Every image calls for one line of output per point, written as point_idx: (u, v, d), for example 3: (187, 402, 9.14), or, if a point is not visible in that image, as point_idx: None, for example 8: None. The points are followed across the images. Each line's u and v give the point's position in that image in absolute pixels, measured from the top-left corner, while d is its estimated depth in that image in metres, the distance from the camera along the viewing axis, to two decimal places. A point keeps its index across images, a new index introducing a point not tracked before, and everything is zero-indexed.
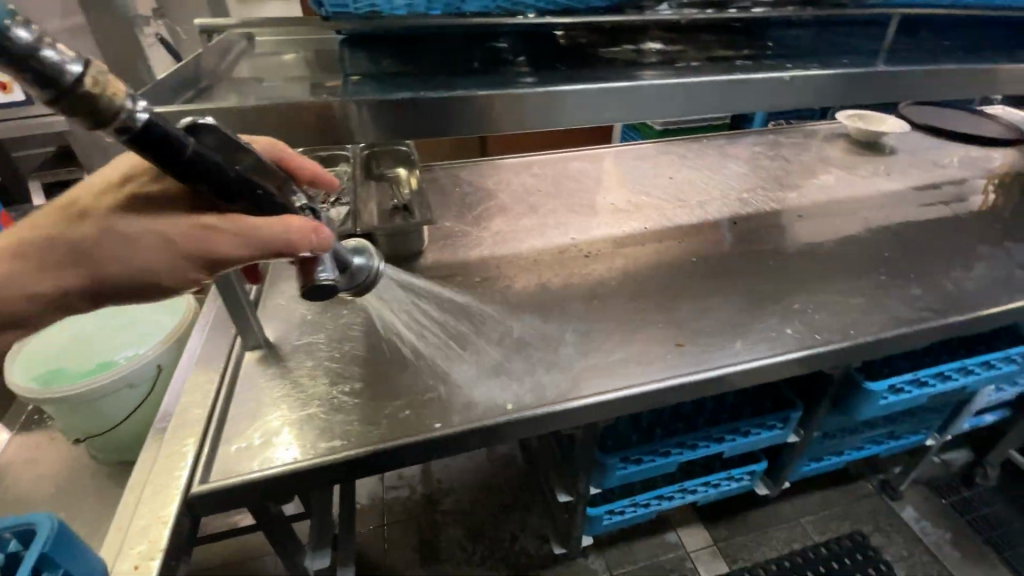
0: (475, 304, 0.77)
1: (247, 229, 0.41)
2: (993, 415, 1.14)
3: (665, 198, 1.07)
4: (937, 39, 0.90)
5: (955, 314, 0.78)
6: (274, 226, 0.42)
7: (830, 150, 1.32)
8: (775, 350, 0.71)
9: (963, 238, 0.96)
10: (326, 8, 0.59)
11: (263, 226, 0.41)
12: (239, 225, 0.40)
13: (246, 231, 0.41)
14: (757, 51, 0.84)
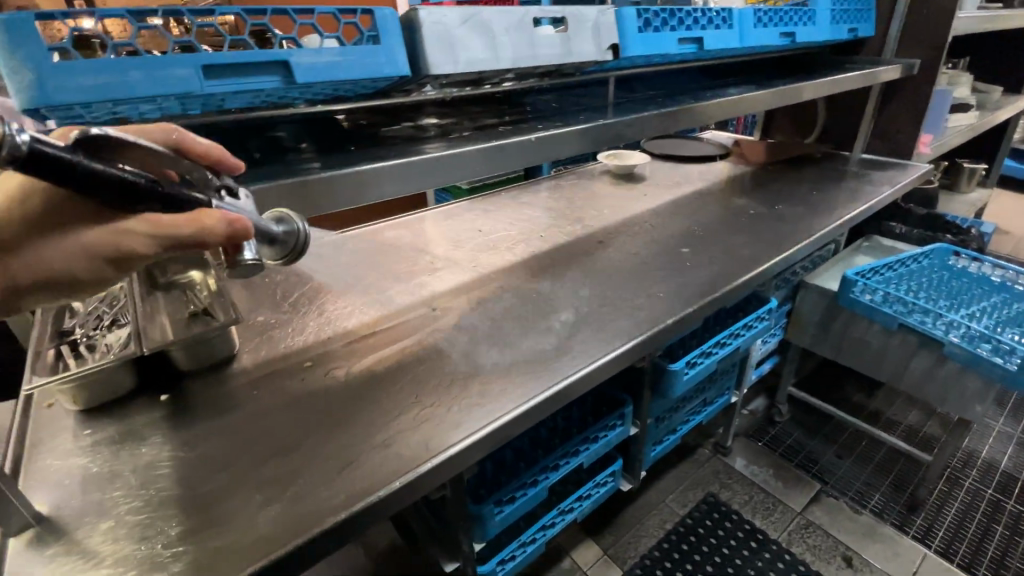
0: (305, 395, 0.72)
1: (94, 257, 0.41)
2: (768, 363, 1.43)
3: (478, 248, 1.16)
4: (644, 91, 1.17)
5: (713, 292, 0.98)
6: (147, 247, 0.42)
7: (601, 184, 1.59)
8: (597, 355, 0.79)
9: (704, 235, 1.23)
10: (53, 121, 0.52)
11: (136, 242, 0.41)
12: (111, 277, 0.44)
13: (119, 252, 0.41)
14: (516, 116, 0.99)
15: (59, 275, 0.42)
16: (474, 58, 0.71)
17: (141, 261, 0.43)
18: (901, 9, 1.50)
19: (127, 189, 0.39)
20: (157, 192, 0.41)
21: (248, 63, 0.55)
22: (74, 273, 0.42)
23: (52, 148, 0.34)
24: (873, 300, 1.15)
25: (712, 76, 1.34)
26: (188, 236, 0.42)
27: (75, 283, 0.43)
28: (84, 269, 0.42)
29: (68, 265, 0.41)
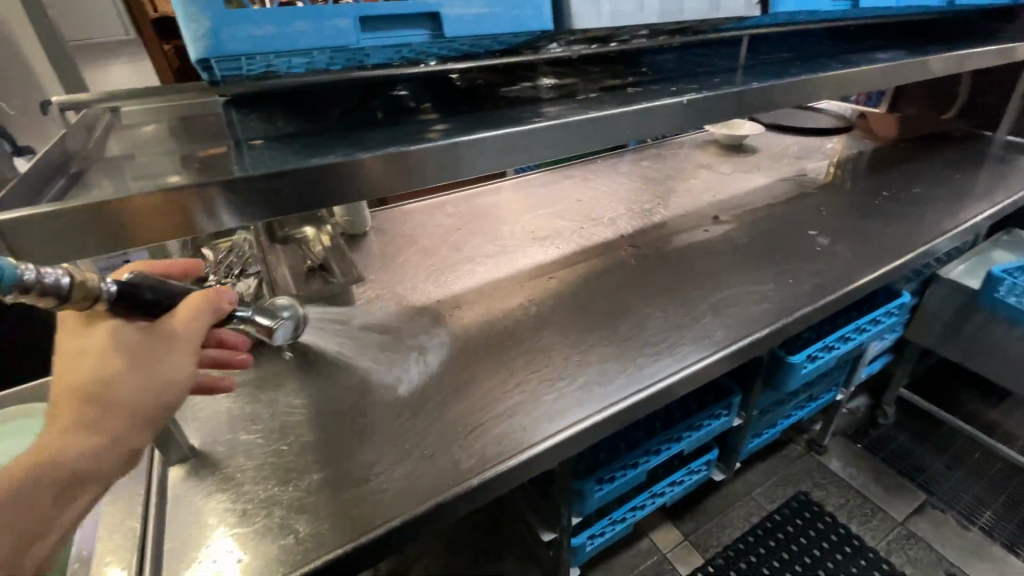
0: (421, 357, 0.73)
1: (151, 360, 0.41)
2: (881, 362, 1.31)
3: (580, 218, 1.12)
4: (776, 52, 1.06)
5: (846, 281, 0.88)
6: (189, 322, 0.43)
7: (705, 154, 1.48)
8: (718, 344, 0.74)
9: (832, 217, 1.11)
10: (216, 74, 0.53)
11: (185, 321, 0.43)
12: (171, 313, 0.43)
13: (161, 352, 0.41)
14: (640, 78, 0.91)
15: (123, 389, 0.39)
16: (620, 11, 0.65)
17: (184, 343, 0.43)
18: None
19: (130, 299, 0.41)
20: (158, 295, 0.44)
21: (400, 16, 0.53)
22: (137, 398, 0.40)
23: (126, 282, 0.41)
24: (1019, 303, 1.00)
25: (853, 39, 1.19)
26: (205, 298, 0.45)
27: (132, 396, 0.40)
28: (136, 383, 0.40)
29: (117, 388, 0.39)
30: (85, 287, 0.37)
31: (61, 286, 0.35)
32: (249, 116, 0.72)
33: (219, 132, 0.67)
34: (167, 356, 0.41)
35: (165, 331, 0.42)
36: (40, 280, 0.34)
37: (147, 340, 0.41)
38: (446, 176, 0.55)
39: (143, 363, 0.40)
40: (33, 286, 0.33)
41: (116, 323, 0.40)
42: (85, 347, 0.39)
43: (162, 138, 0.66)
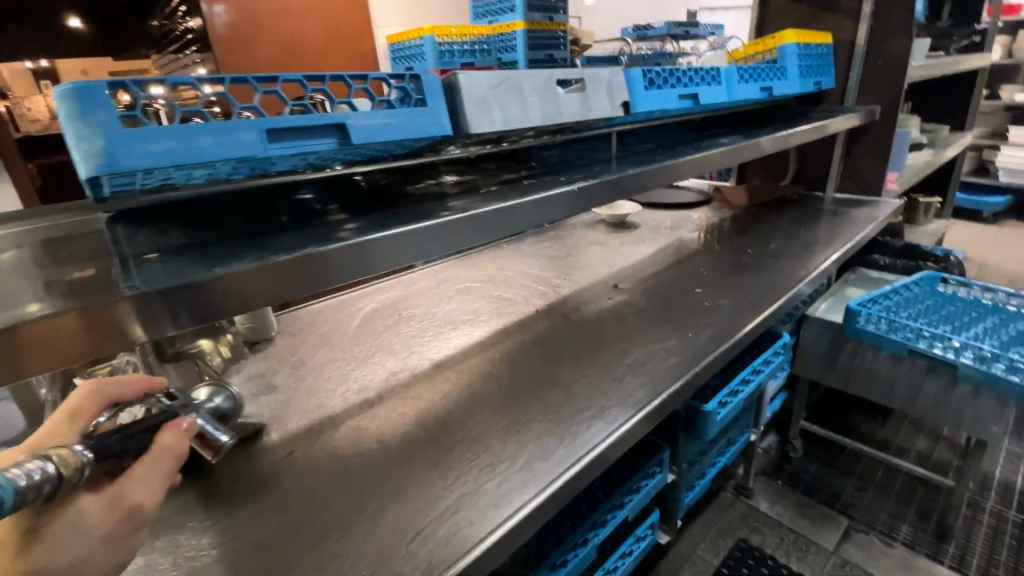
0: (349, 465, 0.68)
1: (110, 537, 0.40)
2: (779, 399, 1.45)
3: (495, 300, 1.16)
4: (641, 143, 1.24)
5: (734, 328, 0.99)
6: (155, 483, 0.44)
7: (597, 231, 1.64)
8: (641, 401, 0.78)
9: (712, 275, 1.26)
10: (106, 190, 0.51)
11: (146, 489, 0.43)
12: (135, 481, 0.43)
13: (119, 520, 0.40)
14: (532, 170, 1.02)
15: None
16: (510, 117, 0.74)
17: (147, 507, 0.42)
18: (856, 65, 1.64)
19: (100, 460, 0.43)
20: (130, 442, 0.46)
21: (307, 127, 0.56)
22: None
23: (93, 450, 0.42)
24: (878, 328, 1.19)
25: (698, 129, 1.43)
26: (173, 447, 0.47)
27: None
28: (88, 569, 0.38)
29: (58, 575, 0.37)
30: (64, 470, 0.37)
31: (43, 474, 0.36)
32: (139, 229, 0.68)
33: (105, 250, 0.63)
34: (134, 527, 0.41)
35: (137, 509, 0.42)
36: (26, 481, 0.34)
37: (120, 523, 0.40)
38: (356, 273, 0.56)
39: (105, 549, 0.39)
40: (27, 497, 0.34)
41: (81, 501, 0.40)
42: (43, 527, 0.37)
43: (40, 262, 0.60)
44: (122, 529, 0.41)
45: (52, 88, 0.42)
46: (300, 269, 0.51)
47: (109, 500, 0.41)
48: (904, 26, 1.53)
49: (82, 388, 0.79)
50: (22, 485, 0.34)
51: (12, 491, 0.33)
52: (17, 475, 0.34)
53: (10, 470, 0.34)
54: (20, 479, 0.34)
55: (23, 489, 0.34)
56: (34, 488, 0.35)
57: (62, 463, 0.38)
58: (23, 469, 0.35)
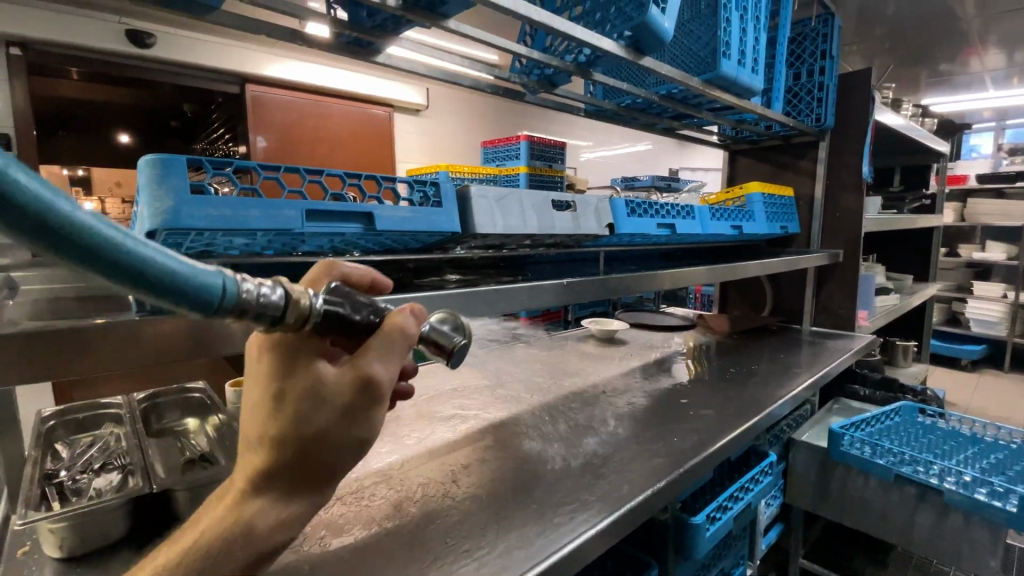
0: (322, 546, 0.66)
1: (344, 408, 0.40)
2: (774, 531, 1.38)
3: (484, 397, 1.18)
4: (627, 264, 1.37)
5: (719, 437, 1.01)
6: (383, 360, 0.41)
7: (587, 345, 1.70)
8: (625, 498, 0.77)
9: (696, 389, 1.30)
10: (158, 246, 0.59)
11: (375, 366, 0.40)
12: (371, 348, 0.40)
13: (352, 393, 0.39)
14: (527, 277, 1.12)
15: (317, 443, 0.39)
16: (510, 223, 0.85)
17: (375, 391, 0.41)
18: (816, 216, 1.87)
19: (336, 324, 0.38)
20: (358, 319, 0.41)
21: (341, 213, 0.66)
22: (332, 449, 0.40)
23: (330, 303, 0.38)
24: (862, 452, 1.20)
25: (679, 258, 1.58)
26: (398, 330, 0.42)
27: (327, 450, 0.40)
28: (333, 430, 0.40)
29: (309, 433, 0.39)
30: (294, 307, 0.33)
31: (272, 302, 0.32)
32: None
33: (132, 305, 0.68)
34: (370, 403, 0.41)
35: (371, 381, 0.40)
36: (255, 297, 0.31)
37: (356, 396, 0.40)
38: None
39: (345, 417, 0.40)
40: (248, 309, 0.31)
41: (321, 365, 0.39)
42: (286, 398, 0.39)
43: (73, 311, 0.65)
44: (353, 404, 0.40)
45: (141, 157, 0.52)
46: None
47: (342, 369, 0.39)
48: (853, 185, 1.78)
49: (61, 453, 0.78)
50: (250, 296, 0.31)
51: (233, 289, 0.30)
52: (249, 286, 0.31)
53: (246, 280, 0.31)
54: (249, 290, 0.30)
55: (252, 306, 0.31)
56: (262, 312, 0.32)
57: (294, 299, 0.34)
58: (256, 285, 0.31)
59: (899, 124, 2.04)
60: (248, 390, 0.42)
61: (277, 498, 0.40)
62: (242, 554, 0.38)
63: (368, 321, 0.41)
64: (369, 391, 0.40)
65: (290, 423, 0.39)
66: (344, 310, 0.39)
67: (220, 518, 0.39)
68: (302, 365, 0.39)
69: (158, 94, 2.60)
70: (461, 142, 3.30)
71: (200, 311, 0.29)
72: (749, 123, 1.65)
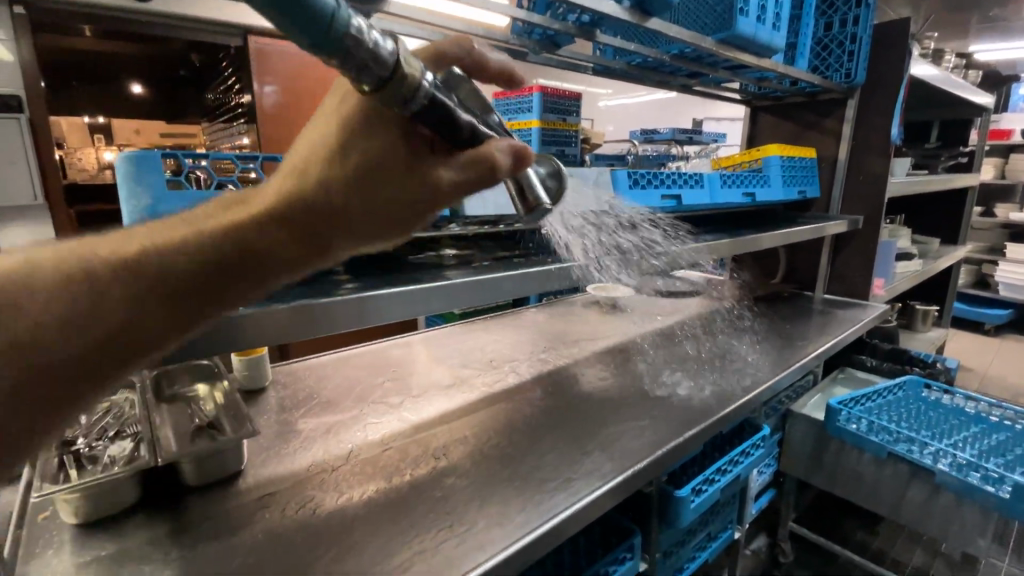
0: (316, 517, 0.70)
1: (399, 198, 0.43)
2: (766, 495, 1.42)
3: (482, 367, 1.21)
4: None
5: (710, 413, 1.02)
6: (459, 180, 0.45)
7: (590, 310, 1.71)
8: (608, 477, 0.79)
9: (694, 361, 1.30)
10: None
11: (450, 180, 0.44)
12: (452, 164, 0.44)
13: (412, 188, 0.43)
14: (526, 250, 1.11)
15: (358, 206, 0.42)
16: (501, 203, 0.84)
17: (432, 199, 0.45)
18: (839, 179, 1.78)
19: (439, 125, 0.41)
20: (463, 130, 0.43)
21: None
22: (366, 219, 0.43)
23: (441, 97, 0.40)
24: (858, 429, 1.20)
25: (688, 225, 1.54)
26: (487, 165, 0.45)
27: (362, 218, 0.43)
28: (375, 206, 0.43)
29: (357, 194, 0.42)
30: (401, 79, 0.36)
31: (383, 58, 0.35)
32: None
33: None
34: (423, 203, 0.45)
35: (435, 188, 0.44)
36: (369, 46, 0.34)
37: (412, 193, 0.43)
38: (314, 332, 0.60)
39: (393, 201, 0.43)
40: (359, 57, 0.34)
41: (405, 146, 0.42)
42: (357, 153, 0.41)
43: None
44: (409, 200, 0.44)
45: (117, 154, 0.52)
46: (295, 322, 0.58)
47: (420, 168, 0.43)
48: (880, 146, 1.68)
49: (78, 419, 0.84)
50: (364, 43, 0.33)
51: (348, 27, 0.32)
52: (371, 35, 0.34)
53: (371, 29, 0.34)
54: (369, 38, 0.33)
55: (364, 52, 0.33)
56: (371, 65, 0.35)
57: (404, 71, 0.36)
58: (378, 43, 0.34)
59: (937, 78, 1.89)
60: (320, 121, 0.43)
61: (300, 237, 0.42)
62: (254, 267, 0.41)
63: (470, 131, 0.44)
64: (426, 197, 0.44)
65: (348, 177, 0.41)
66: (457, 116, 0.41)
67: (243, 218, 0.40)
68: (386, 134, 0.41)
69: (164, 44, 2.53)
70: None
71: (318, 41, 0.32)
72: (771, 80, 1.55)
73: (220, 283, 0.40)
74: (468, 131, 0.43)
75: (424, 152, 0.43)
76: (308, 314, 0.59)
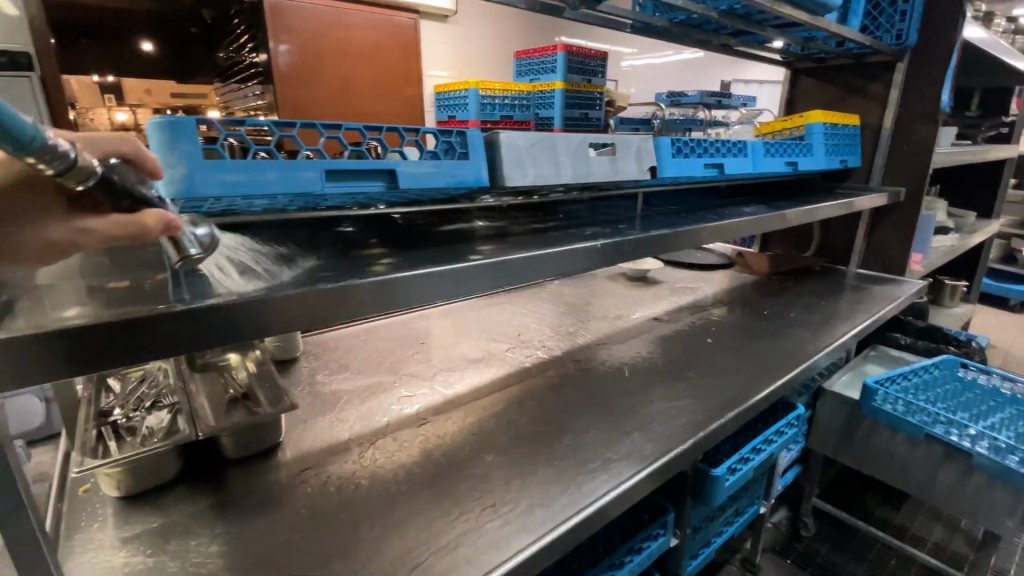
0: (355, 492, 0.70)
1: (30, 245, 0.38)
2: (792, 471, 1.41)
3: (510, 341, 1.19)
4: (665, 205, 1.29)
5: (746, 393, 0.99)
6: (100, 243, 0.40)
7: (616, 283, 1.67)
8: (648, 458, 0.78)
9: (725, 338, 1.27)
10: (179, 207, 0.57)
11: (97, 241, 0.40)
12: (102, 226, 0.40)
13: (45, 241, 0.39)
14: (561, 221, 1.06)
15: None
16: (542, 173, 0.79)
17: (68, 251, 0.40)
18: (882, 148, 1.69)
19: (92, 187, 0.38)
20: (126, 198, 0.41)
21: (363, 171, 0.63)
22: None
23: (99, 176, 0.38)
24: (895, 410, 1.17)
25: (723, 195, 1.48)
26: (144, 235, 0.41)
27: None
28: None
29: None
30: (67, 168, 0.35)
31: (60, 155, 0.34)
32: None
33: (161, 261, 0.66)
34: (42, 255, 0.39)
35: (75, 244, 0.39)
36: (54, 147, 0.34)
37: (38, 250, 0.39)
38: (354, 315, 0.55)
39: (8, 243, 0.38)
40: (37, 155, 0.33)
41: (45, 199, 0.39)
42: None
43: (105, 267, 0.65)
44: (33, 246, 0.38)
45: (149, 119, 0.49)
46: (336, 304, 0.54)
47: (65, 227, 0.39)
48: (931, 114, 1.58)
49: (114, 389, 0.84)
50: (54, 149, 0.34)
51: (36, 142, 0.33)
52: (53, 140, 0.34)
53: (52, 136, 0.34)
54: (52, 141, 0.34)
55: (46, 151, 0.33)
56: (50, 159, 0.34)
57: (78, 163, 0.36)
58: (54, 140, 0.34)
59: (991, 40, 1.77)
60: None
61: None
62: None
63: (126, 205, 0.41)
64: (65, 244, 0.39)
65: None
66: (118, 189, 0.40)
67: None
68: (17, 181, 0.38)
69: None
70: (493, 53, 3.06)
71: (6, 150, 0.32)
72: (818, 41, 1.45)
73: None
74: (131, 199, 0.42)
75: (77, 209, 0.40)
76: (349, 295, 0.54)
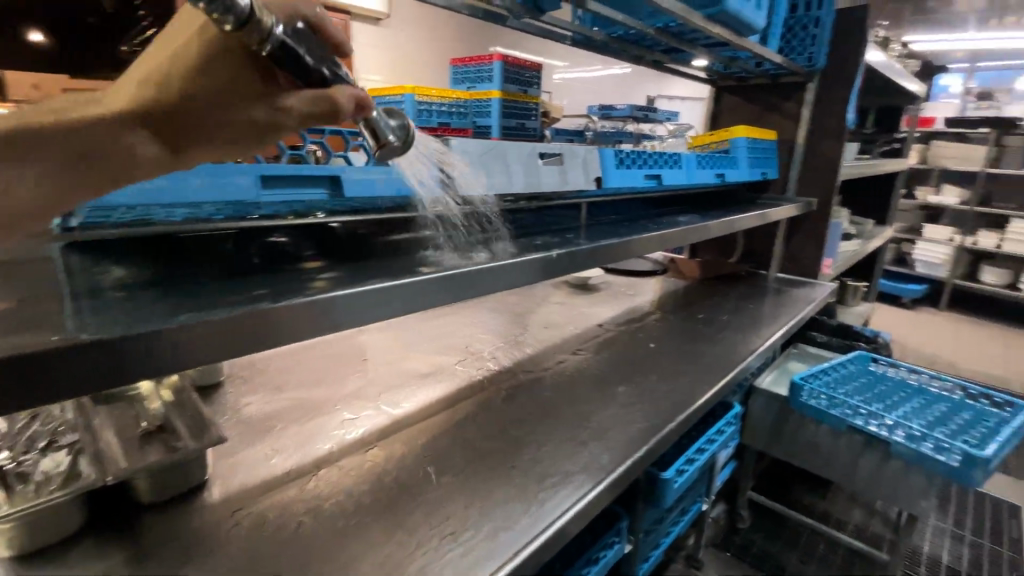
0: (300, 531, 0.63)
1: (239, 130, 0.37)
2: (728, 467, 1.48)
3: (458, 353, 1.16)
4: (608, 214, 1.32)
5: (692, 396, 1.02)
6: (303, 118, 0.38)
7: (559, 291, 1.68)
8: (606, 468, 0.77)
9: (666, 342, 1.31)
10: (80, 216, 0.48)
11: (304, 115, 0.38)
12: (300, 99, 0.37)
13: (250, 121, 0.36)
14: (508, 230, 1.05)
15: (161, 128, 0.34)
16: (493, 183, 0.77)
17: (273, 133, 0.38)
18: (795, 162, 1.84)
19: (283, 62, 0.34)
20: (311, 70, 0.36)
21: (303, 177, 0.57)
22: (180, 147, 0.35)
23: (294, 44, 0.34)
24: (819, 404, 1.25)
25: (659, 204, 1.54)
26: (336, 104, 0.39)
27: (174, 143, 0.35)
28: (198, 131, 0.35)
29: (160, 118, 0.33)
30: (260, 28, 0.31)
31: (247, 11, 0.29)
32: (94, 259, 0.64)
33: (55, 278, 0.57)
34: (235, 139, 0.37)
35: (280, 123, 0.37)
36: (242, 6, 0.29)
37: (249, 129, 0.37)
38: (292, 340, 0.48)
39: (216, 127, 0.36)
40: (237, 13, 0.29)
41: (243, 75, 0.35)
42: (191, 71, 0.33)
43: None
44: (245, 129, 0.36)
45: None
46: (267, 329, 0.46)
47: (264, 104, 0.36)
48: (836, 132, 1.74)
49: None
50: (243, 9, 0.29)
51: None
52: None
53: None
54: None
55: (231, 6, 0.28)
56: (237, 18, 0.29)
57: (263, 20, 0.31)
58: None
59: (882, 67, 1.98)
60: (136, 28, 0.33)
61: (152, 152, 0.34)
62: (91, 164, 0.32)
63: (319, 73, 0.37)
64: (259, 124, 0.37)
65: (162, 99, 0.33)
66: (305, 62, 0.35)
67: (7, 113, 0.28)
68: (208, 58, 0.34)
69: None
70: (427, 59, 3.01)
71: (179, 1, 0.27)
72: (741, 61, 1.55)
73: (56, 167, 0.31)
74: (319, 67, 0.36)
75: (269, 80, 0.36)
76: (281, 319, 0.47)
